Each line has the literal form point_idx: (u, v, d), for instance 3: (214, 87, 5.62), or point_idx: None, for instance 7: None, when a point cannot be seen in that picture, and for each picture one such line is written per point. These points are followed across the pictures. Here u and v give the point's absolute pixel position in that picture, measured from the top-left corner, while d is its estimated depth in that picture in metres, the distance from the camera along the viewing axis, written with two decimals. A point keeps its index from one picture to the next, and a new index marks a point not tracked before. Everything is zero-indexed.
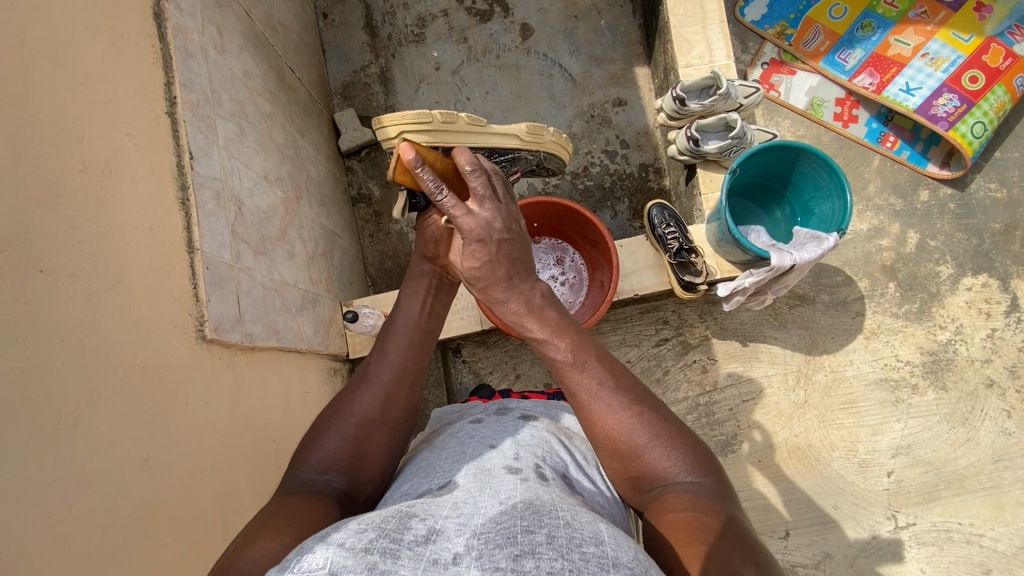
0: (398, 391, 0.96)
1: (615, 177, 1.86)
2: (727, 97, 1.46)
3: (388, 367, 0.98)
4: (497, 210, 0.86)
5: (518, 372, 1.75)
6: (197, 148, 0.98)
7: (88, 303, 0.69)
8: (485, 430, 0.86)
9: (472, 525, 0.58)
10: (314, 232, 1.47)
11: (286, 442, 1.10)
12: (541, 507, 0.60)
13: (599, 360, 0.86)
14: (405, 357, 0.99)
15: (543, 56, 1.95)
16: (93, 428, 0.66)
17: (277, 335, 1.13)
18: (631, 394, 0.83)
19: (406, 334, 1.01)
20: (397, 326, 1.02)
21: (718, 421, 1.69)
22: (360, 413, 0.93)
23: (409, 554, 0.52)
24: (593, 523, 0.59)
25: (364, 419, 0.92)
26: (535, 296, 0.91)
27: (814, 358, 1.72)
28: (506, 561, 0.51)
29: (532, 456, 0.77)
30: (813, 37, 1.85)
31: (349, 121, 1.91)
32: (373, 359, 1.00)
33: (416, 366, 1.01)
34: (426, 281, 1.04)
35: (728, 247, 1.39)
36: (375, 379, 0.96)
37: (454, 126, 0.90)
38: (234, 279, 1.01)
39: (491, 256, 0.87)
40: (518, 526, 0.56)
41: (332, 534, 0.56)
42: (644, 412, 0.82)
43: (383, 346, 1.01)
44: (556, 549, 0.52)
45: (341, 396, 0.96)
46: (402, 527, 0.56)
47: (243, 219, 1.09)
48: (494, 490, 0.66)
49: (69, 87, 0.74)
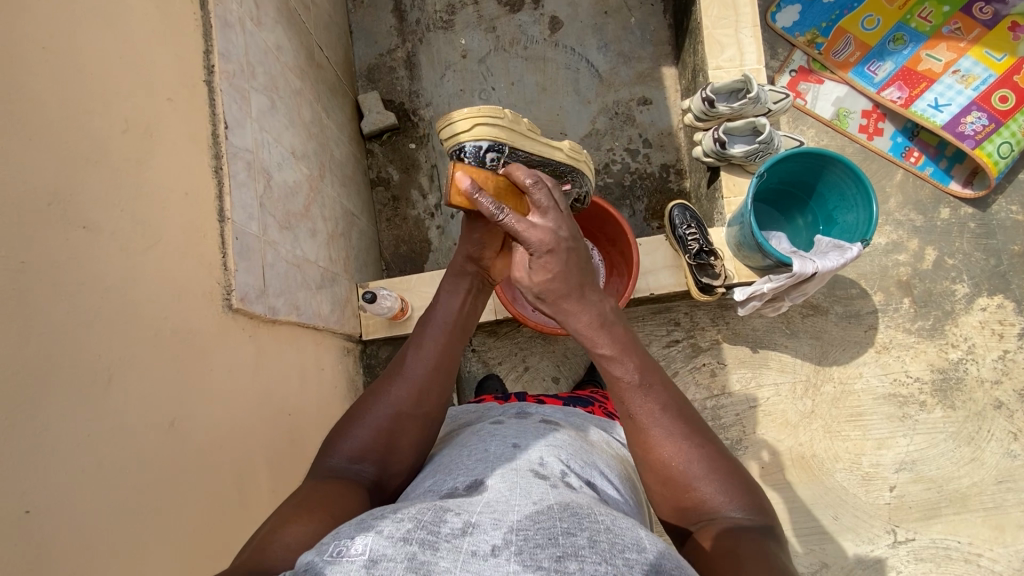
0: (432, 388, 0.95)
1: (635, 176, 1.86)
2: (756, 102, 1.46)
3: (422, 363, 0.96)
4: (559, 218, 0.82)
5: (527, 364, 1.76)
6: (231, 118, 0.98)
7: (124, 262, 0.70)
8: (507, 432, 0.86)
9: (508, 522, 0.58)
10: (334, 212, 1.47)
11: (301, 418, 1.11)
12: (580, 511, 0.61)
13: (665, 385, 0.86)
14: (440, 354, 0.98)
15: (571, 50, 1.94)
16: (126, 385, 0.67)
17: (297, 311, 1.13)
18: (690, 426, 0.83)
19: (445, 328, 1.00)
20: (437, 317, 1.01)
21: (724, 425, 1.69)
22: (393, 404, 0.92)
23: (447, 546, 0.53)
24: (633, 530, 0.60)
25: (396, 411, 0.91)
26: (608, 311, 0.86)
27: (824, 368, 1.72)
28: (548, 561, 0.52)
29: (558, 461, 0.77)
30: (844, 47, 1.85)
31: (373, 103, 1.91)
32: (409, 351, 0.98)
33: (451, 359, 1.00)
34: (471, 282, 1.03)
35: (749, 252, 1.39)
36: (411, 373, 0.95)
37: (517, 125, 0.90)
38: (261, 251, 1.01)
39: (561, 269, 0.80)
40: (558, 527, 0.57)
41: (368, 522, 0.58)
42: (704, 445, 0.82)
43: (419, 340, 0.99)
44: (599, 552, 0.53)
45: (375, 386, 0.96)
46: (438, 520, 0.57)
47: (271, 193, 1.09)
48: (526, 492, 0.66)
49: (115, 46, 0.74)
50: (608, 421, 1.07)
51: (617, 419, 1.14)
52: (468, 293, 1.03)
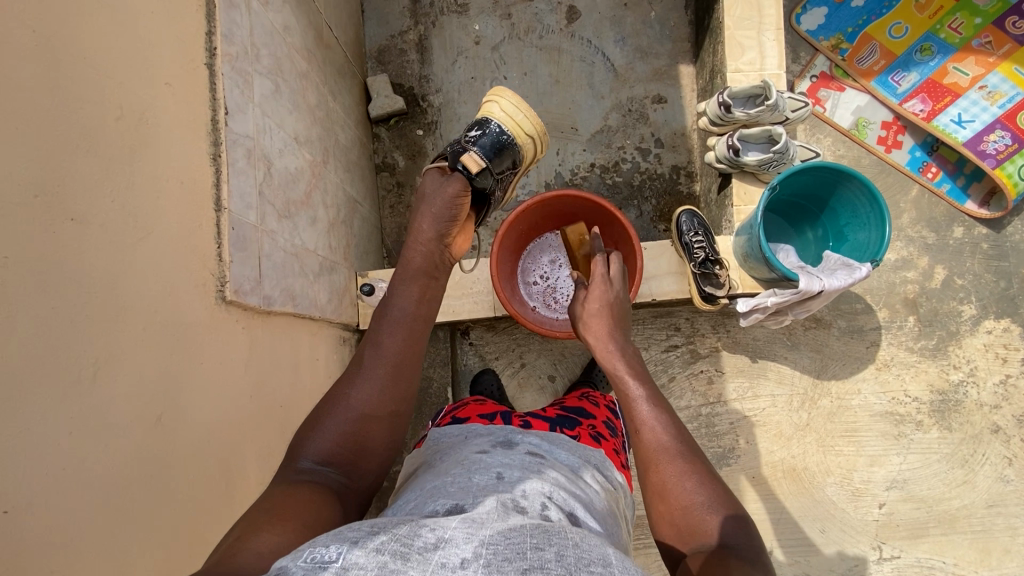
0: (394, 386, 0.94)
1: (645, 176, 1.82)
2: (774, 110, 1.41)
3: (382, 360, 0.95)
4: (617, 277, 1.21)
5: (524, 361, 1.75)
6: (233, 103, 0.96)
7: (115, 255, 0.68)
8: (491, 461, 0.84)
9: (479, 536, 0.58)
10: (336, 198, 1.45)
11: (293, 408, 1.10)
12: (550, 529, 0.60)
13: (667, 408, 0.93)
14: (400, 348, 0.97)
15: (587, 42, 1.89)
16: (111, 381, 0.66)
17: (293, 301, 1.12)
18: (688, 446, 0.87)
19: (403, 324, 0.99)
20: (394, 312, 1.00)
21: (717, 432, 1.69)
22: (356, 407, 0.90)
23: (418, 558, 0.53)
24: (601, 546, 0.59)
25: (359, 414, 0.90)
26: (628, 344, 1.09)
27: (822, 382, 1.70)
28: (514, 573, 0.51)
29: (539, 493, 0.75)
30: (868, 55, 1.80)
31: (382, 86, 1.87)
32: (368, 349, 0.97)
33: (411, 356, 0.98)
34: (423, 266, 1.06)
35: (755, 263, 1.35)
36: (369, 374, 0.93)
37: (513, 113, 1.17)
38: (258, 241, 0.99)
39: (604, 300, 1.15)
40: (527, 543, 0.56)
41: (347, 531, 0.58)
42: (696, 464, 0.84)
43: (377, 336, 0.98)
44: (564, 565, 0.53)
45: (335, 388, 0.94)
46: (412, 534, 0.57)
47: (271, 180, 1.07)
48: (503, 516, 0.65)
49: (112, 27, 0.71)
50: (596, 451, 1.03)
51: (604, 443, 1.09)
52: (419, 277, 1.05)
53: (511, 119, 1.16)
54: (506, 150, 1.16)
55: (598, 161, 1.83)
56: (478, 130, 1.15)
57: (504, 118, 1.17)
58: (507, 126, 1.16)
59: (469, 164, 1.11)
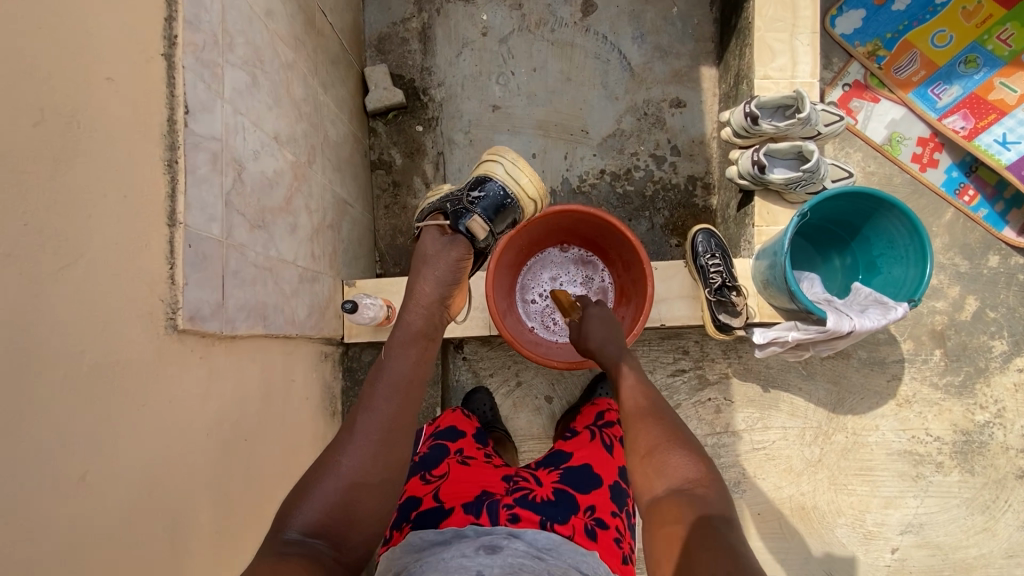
0: (388, 449, 0.89)
1: (658, 186, 1.70)
2: (805, 123, 1.28)
3: (376, 424, 0.90)
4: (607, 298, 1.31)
5: (520, 380, 1.64)
6: (195, 101, 0.84)
7: (26, 289, 0.57)
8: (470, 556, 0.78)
9: None
10: (322, 201, 1.33)
11: (260, 441, 0.99)
12: None
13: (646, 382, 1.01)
14: (395, 409, 0.93)
15: (602, 38, 1.75)
16: (15, 442, 0.55)
17: (264, 321, 1.00)
18: (660, 407, 0.94)
19: (399, 385, 0.97)
20: (389, 373, 0.98)
21: (723, 465, 1.59)
22: (347, 472, 0.85)
23: None
24: None
25: (350, 480, 0.84)
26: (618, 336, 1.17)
27: (838, 416, 1.59)
28: None
29: None
30: (907, 65, 1.66)
31: (380, 77, 1.74)
32: (361, 411, 0.92)
33: (406, 417, 0.94)
34: (424, 327, 1.05)
35: (776, 291, 1.23)
36: (361, 437, 0.89)
37: (515, 176, 1.14)
38: (222, 257, 0.88)
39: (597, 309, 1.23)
40: None
41: None
42: (665, 419, 0.90)
43: (371, 399, 0.94)
44: None
45: (324, 453, 0.88)
46: None
47: (241, 187, 0.95)
48: None
49: (35, 13, 0.59)
50: (591, 552, 0.90)
51: (601, 535, 0.96)
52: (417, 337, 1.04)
53: (515, 183, 1.13)
54: (508, 214, 1.14)
55: (609, 168, 1.71)
56: (479, 190, 1.12)
57: (506, 179, 1.13)
58: (511, 187, 1.13)
59: (474, 230, 1.11)
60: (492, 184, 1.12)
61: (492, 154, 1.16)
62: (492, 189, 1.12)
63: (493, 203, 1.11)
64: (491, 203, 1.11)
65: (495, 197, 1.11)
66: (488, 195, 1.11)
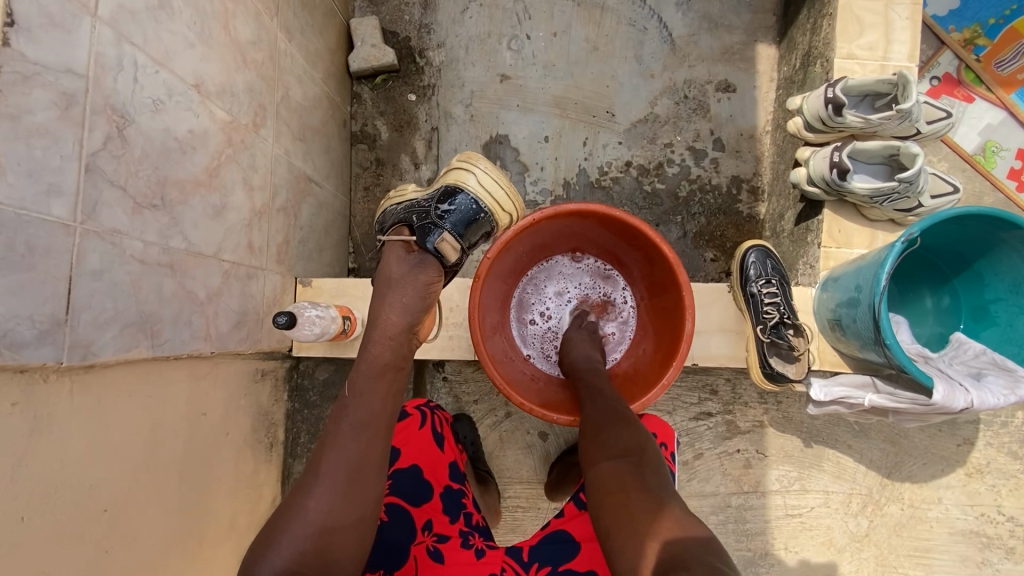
0: (361, 490, 0.72)
1: (695, 186, 1.39)
2: (903, 119, 0.97)
3: (343, 462, 0.72)
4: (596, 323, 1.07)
5: (510, 410, 1.36)
6: (33, 11, 0.54)
7: None
8: None
9: None
10: (272, 177, 1.04)
11: (136, 506, 0.71)
12: None
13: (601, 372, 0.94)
14: (367, 442, 0.74)
15: (641, 1, 1.44)
16: None
17: (152, 340, 0.72)
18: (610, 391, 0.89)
19: (368, 419, 0.76)
20: (358, 403, 0.77)
21: (748, 532, 1.31)
22: (314, 522, 0.68)
23: None
24: None
25: (319, 528, 0.67)
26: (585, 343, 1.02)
27: (893, 484, 1.31)
28: None
29: None
30: (1012, 59, 1.36)
31: (368, 32, 1.43)
32: (325, 451, 0.73)
33: (380, 451, 0.76)
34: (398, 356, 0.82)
35: (848, 335, 0.94)
36: (328, 476, 0.71)
37: (493, 186, 0.92)
38: (74, 251, 0.59)
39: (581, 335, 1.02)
40: None
41: None
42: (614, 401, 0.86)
43: (335, 435, 0.74)
44: None
45: (285, 500, 0.71)
46: None
47: (123, 149, 0.66)
48: None
49: None
50: None
51: None
52: (392, 365, 0.81)
53: (491, 196, 0.91)
54: (481, 230, 0.92)
55: (636, 160, 1.40)
56: (448, 202, 0.89)
57: (481, 190, 0.92)
58: (487, 201, 0.91)
59: (445, 251, 0.88)
60: (464, 196, 0.90)
61: (463, 160, 0.94)
62: (464, 201, 0.90)
63: (466, 217, 0.89)
64: (464, 217, 0.89)
65: (468, 210, 0.89)
66: (461, 208, 0.89)
